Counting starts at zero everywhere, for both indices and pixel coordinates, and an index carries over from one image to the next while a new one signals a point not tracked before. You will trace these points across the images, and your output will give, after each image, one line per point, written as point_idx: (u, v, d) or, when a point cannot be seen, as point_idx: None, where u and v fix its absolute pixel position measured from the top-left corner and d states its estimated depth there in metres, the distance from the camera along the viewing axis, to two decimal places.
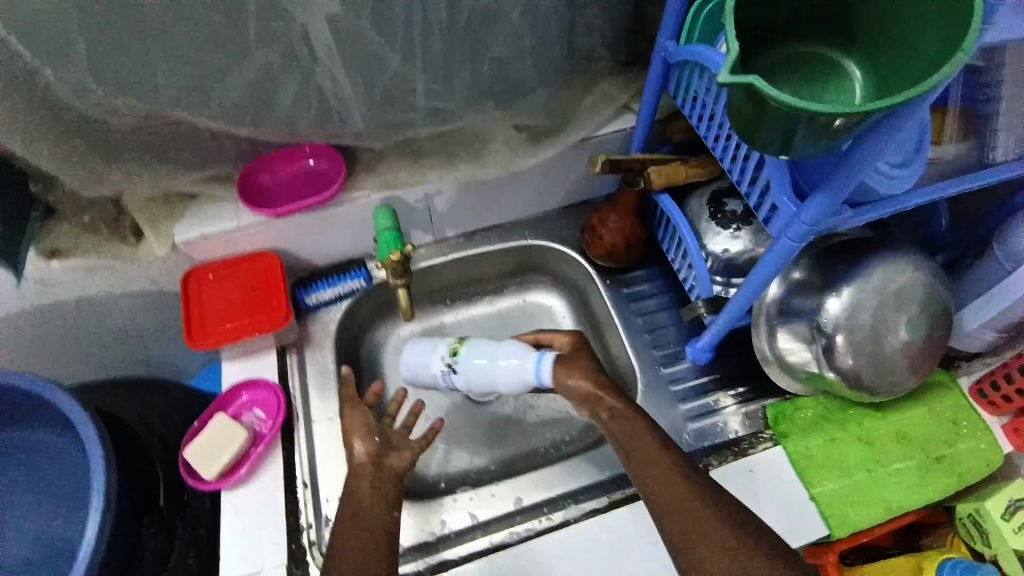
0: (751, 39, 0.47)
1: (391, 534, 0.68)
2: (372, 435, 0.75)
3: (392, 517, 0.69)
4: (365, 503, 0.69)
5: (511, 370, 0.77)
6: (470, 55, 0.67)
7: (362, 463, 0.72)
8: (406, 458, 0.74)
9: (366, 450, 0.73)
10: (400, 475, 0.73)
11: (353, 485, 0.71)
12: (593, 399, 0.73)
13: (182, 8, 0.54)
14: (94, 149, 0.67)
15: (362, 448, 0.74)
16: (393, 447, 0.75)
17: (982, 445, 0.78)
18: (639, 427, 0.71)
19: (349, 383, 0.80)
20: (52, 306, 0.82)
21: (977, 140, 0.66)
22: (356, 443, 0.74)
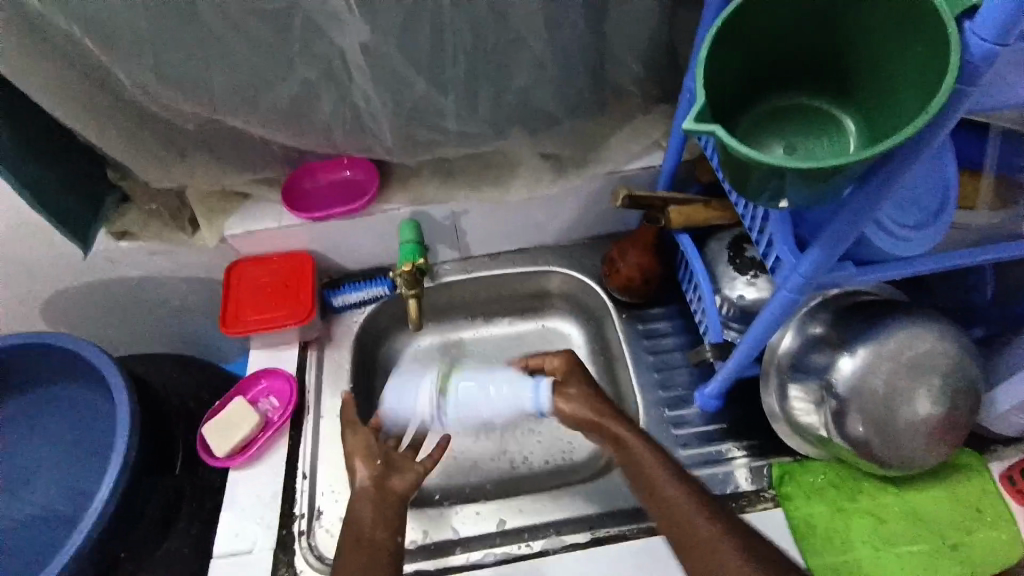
0: (740, 91, 0.49)
1: (392, 555, 0.69)
2: (373, 460, 0.75)
3: (392, 542, 0.70)
4: (365, 531, 0.69)
5: (506, 398, 0.78)
6: (495, 82, 0.72)
7: (364, 489, 0.73)
8: (407, 480, 0.75)
9: (369, 474, 0.74)
10: (401, 499, 0.74)
11: (353, 510, 0.72)
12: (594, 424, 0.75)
13: (238, 26, 0.62)
14: (162, 144, 0.77)
15: (364, 472, 0.75)
16: (395, 469, 0.76)
17: (1004, 537, 0.72)
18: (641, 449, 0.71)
19: (349, 409, 0.81)
20: (116, 279, 0.93)
21: (1016, 209, 0.62)
22: (358, 466, 0.75)
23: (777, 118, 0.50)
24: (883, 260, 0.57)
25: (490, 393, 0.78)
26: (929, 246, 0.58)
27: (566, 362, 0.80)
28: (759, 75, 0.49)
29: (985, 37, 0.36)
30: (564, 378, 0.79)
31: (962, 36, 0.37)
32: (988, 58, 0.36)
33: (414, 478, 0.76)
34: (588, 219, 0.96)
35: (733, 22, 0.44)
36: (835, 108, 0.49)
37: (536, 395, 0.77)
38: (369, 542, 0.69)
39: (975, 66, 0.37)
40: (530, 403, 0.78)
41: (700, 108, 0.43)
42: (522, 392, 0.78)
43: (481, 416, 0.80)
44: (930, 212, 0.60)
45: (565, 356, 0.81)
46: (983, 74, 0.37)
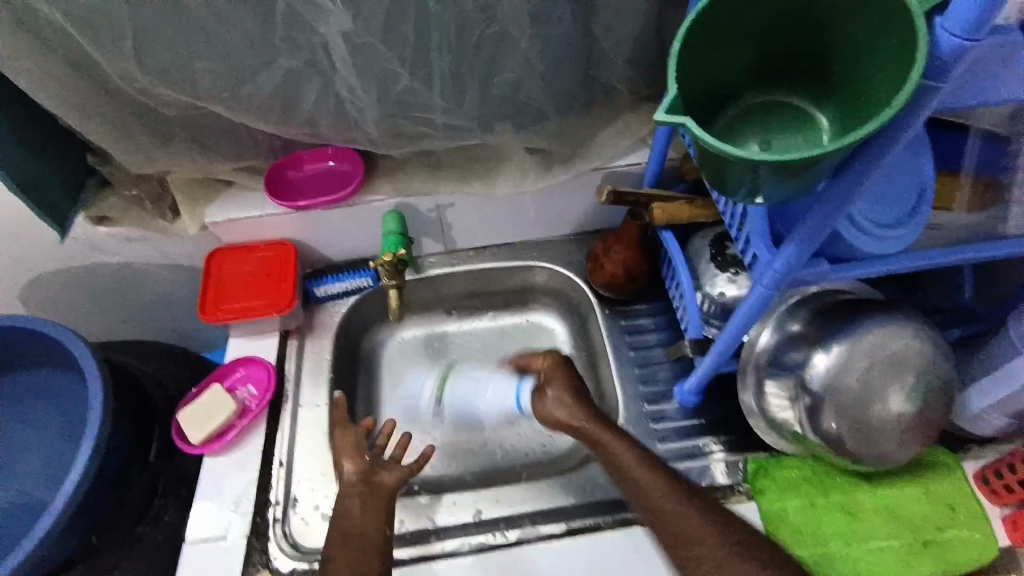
0: (718, 86, 0.49)
1: (384, 552, 0.69)
2: (362, 456, 0.78)
3: (383, 535, 0.70)
4: (354, 522, 0.71)
5: (493, 397, 0.92)
6: (480, 75, 0.72)
7: (350, 482, 0.75)
8: (396, 475, 0.76)
9: (356, 467, 0.77)
10: (391, 493, 0.75)
11: (341, 504, 0.73)
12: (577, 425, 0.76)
13: (220, 12, 0.61)
14: (144, 131, 0.76)
15: (352, 467, 0.77)
16: (385, 465, 0.78)
17: (977, 535, 0.73)
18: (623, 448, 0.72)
19: (341, 408, 0.83)
20: (98, 265, 0.92)
21: (992, 212, 0.63)
22: (345, 460, 0.78)
23: (754, 114, 0.50)
24: (857, 258, 0.58)
25: (481, 393, 0.93)
26: (904, 245, 0.59)
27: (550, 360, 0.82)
28: (737, 74, 0.49)
29: (954, 33, 0.37)
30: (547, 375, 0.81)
31: (932, 32, 0.38)
32: (958, 53, 0.37)
33: (402, 476, 0.76)
34: (574, 214, 0.96)
35: (709, 18, 0.45)
36: (812, 107, 0.49)
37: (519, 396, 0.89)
38: (358, 535, 0.69)
39: (944, 61, 0.38)
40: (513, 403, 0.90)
41: (673, 102, 0.44)
42: (505, 394, 0.92)
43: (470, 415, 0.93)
44: (907, 211, 0.61)
45: (551, 356, 0.82)
46: (950, 69, 0.38)
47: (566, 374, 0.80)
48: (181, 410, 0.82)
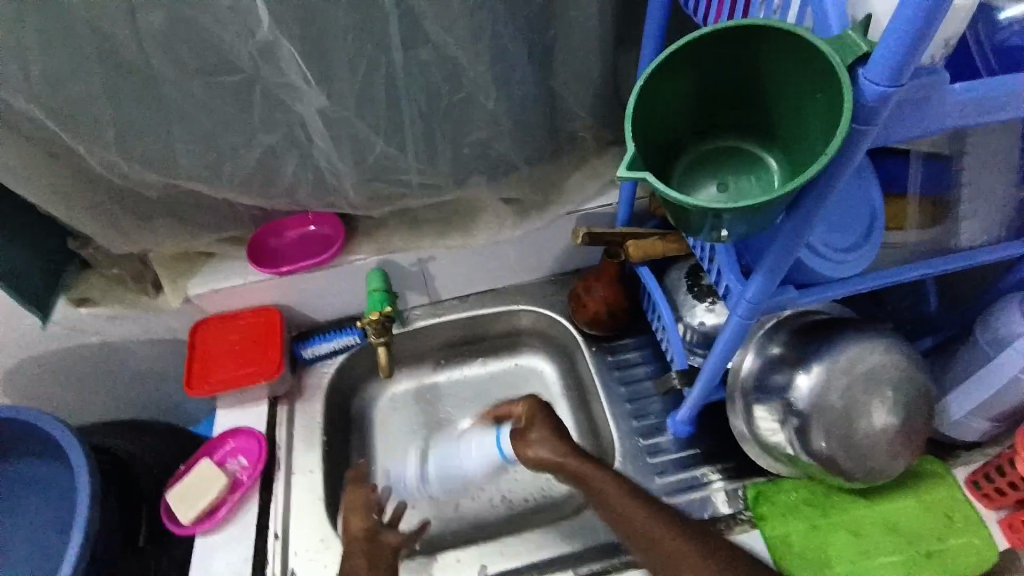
0: (670, 137, 0.53)
1: None
2: (371, 513, 0.77)
3: None
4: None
5: (478, 452, 0.85)
6: (451, 137, 0.75)
7: (355, 540, 0.74)
8: (401, 536, 0.76)
9: (365, 526, 0.75)
10: (394, 553, 0.75)
11: (347, 565, 0.72)
12: (558, 467, 0.74)
13: (199, 100, 0.64)
14: (125, 212, 0.77)
15: (360, 524, 0.76)
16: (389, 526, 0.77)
17: (977, 541, 0.74)
18: (611, 487, 0.71)
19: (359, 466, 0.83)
20: (80, 348, 0.91)
21: (946, 226, 0.68)
22: (353, 518, 0.76)
23: (708, 159, 0.54)
24: (821, 282, 0.61)
25: (468, 450, 0.86)
26: (862, 266, 0.62)
27: (528, 405, 0.79)
28: (686, 125, 0.53)
29: (878, 81, 0.40)
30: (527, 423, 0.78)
31: (856, 79, 0.41)
32: (882, 99, 0.40)
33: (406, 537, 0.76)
34: (552, 257, 0.99)
35: (655, 80, 0.48)
36: (760, 148, 0.53)
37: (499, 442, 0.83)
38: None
39: (871, 106, 0.41)
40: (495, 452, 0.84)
41: (633, 157, 0.47)
42: (485, 446, 0.85)
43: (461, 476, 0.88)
44: (861, 233, 0.64)
45: (529, 399, 0.80)
46: (878, 113, 0.41)
47: (548, 412, 0.78)
48: (170, 488, 0.81)
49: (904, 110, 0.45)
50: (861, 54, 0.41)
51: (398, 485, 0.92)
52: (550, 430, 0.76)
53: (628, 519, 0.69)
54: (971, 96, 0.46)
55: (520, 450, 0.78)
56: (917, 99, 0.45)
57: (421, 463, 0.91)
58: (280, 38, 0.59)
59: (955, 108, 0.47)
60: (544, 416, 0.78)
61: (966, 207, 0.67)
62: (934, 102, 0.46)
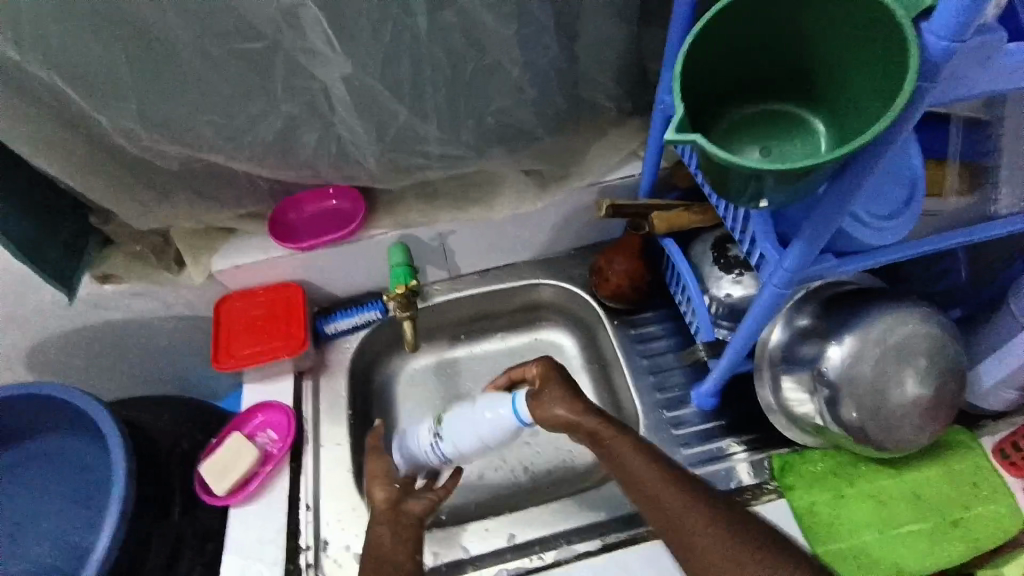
0: (712, 103, 0.52)
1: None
2: (391, 483, 0.76)
3: (414, 561, 0.70)
4: (386, 551, 0.70)
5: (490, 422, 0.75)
6: (474, 107, 0.74)
7: (379, 508, 0.74)
8: (424, 503, 0.75)
9: (386, 496, 0.75)
10: (419, 520, 0.74)
11: (371, 533, 0.72)
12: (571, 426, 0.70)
13: (221, 68, 0.63)
14: (145, 185, 0.77)
15: (382, 494, 0.75)
16: (412, 493, 0.76)
17: (1005, 510, 0.74)
18: (628, 451, 0.67)
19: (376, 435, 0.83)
20: (103, 323, 0.91)
21: (980, 195, 0.66)
22: (375, 489, 0.76)
23: (751, 125, 0.53)
24: (861, 251, 0.60)
25: (477, 417, 0.76)
26: (903, 234, 0.61)
27: (540, 368, 0.76)
28: (728, 88, 0.52)
29: (942, 36, 0.38)
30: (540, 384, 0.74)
31: (919, 36, 0.40)
32: (947, 54, 0.39)
33: (429, 503, 0.75)
34: (572, 230, 0.98)
35: (702, 41, 0.47)
36: (805, 111, 0.52)
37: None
38: (392, 565, 0.69)
39: (935, 63, 0.39)
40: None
41: (680, 120, 0.46)
42: (494, 413, 0.75)
43: (478, 446, 0.78)
44: (902, 201, 0.63)
45: (544, 361, 0.76)
46: (941, 69, 0.40)
47: (564, 375, 0.74)
48: (202, 461, 0.82)
49: (963, 66, 0.44)
50: (925, 8, 0.40)
51: (411, 446, 0.82)
52: (563, 390, 0.72)
53: (631, 477, 0.67)
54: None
55: (534, 412, 0.73)
56: (980, 53, 0.43)
57: (433, 432, 0.80)
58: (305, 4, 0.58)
59: (1018, 68, 0.45)
60: (556, 378, 0.74)
61: (1007, 173, 0.64)
62: (998, 61, 0.44)
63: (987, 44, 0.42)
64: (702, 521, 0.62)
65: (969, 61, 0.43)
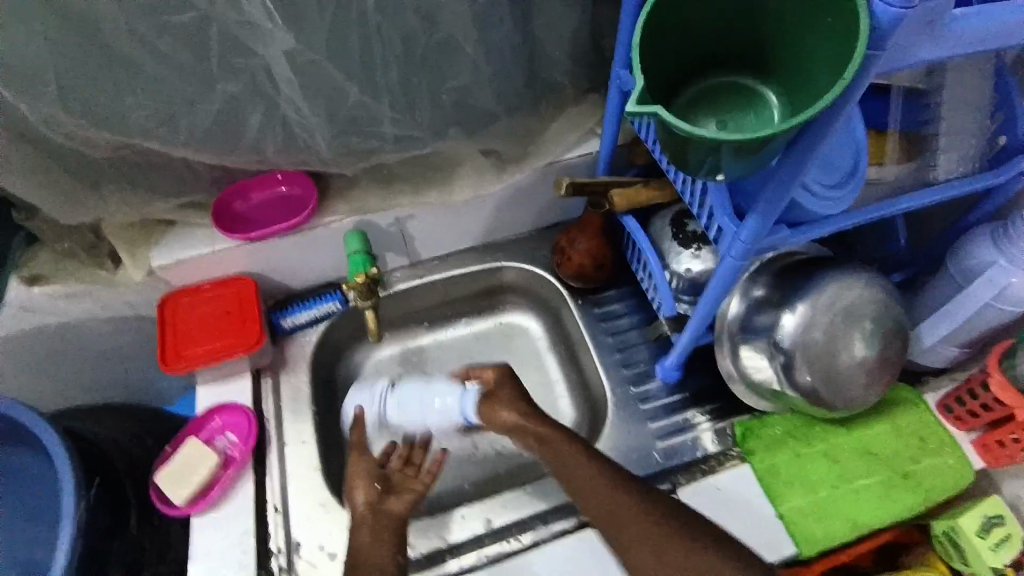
0: (668, 77, 0.52)
1: None
2: (371, 483, 0.74)
3: (395, 562, 0.69)
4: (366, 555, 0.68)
5: (439, 411, 0.82)
6: (430, 84, 0.71)
7: (361, 514, 0.72)
8: (405, 500, 0.74)
9: (365, 499, 0.73)
10: (400, 519, 0.72)
11: (354, 540, 0.70)
12: (519, 429, 0.75)
13: (151, 46, 0.58)
14: (74, 178, 0.71)
15: (363, 497, 0.73)
16: (393, 490, 0.75)
17: (949, 461, 0.79)
18: (568, 447, 0.71)
19: (359, 428, 0.80)
20: (35, 330, 0.85)
21: (920, 161, 0.69)
22: (357, 492, 0.74)
23: (706, 97, 0.53)
24: (812, 221, 0.61)
25: (427, 399, 0.83)
26: (850, 204, 0.63)
27: (496, 374, 0.79)
28: (685, 59, 0.52)
29: (891, 2, 0.39)
30: (493, 387, 0.78)
31: (869, 3, 0.40)
32: (895, 22, 0.40)
33: (410, 501, 0.74)
34: (532, 210, 0.97)
35: (658, 12, 0.47)
36: (758, 82, 0.53)
37: (465, 405, 0.80)
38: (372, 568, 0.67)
39: (884, 30, 0.40)
40: (457, 414, 0.81)
41: (639, 93, 0.46)
42: (450, 405, 0.81)
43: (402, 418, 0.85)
44: (848, 170, 0.65)
45: (498, 366, 0.80)
46: (890, 36, 0.40)
47: (514, 383, 0.79)
48: (157, 471, 0.77)
49: (912, 37, 0.44)
50: None
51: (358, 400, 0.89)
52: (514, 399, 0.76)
53: (575, 472, 0.70)
54: (975, 23, 0.46)
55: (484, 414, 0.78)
56: (929, 21, 0.44)
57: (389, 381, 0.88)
58: None
59: (959, 36, 0.46)
60: (511, 383, 0.79)
61: (944, 141, 0.68)
62: (943, 27, 0.45)
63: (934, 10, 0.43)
64: (645, 519, 0.65)
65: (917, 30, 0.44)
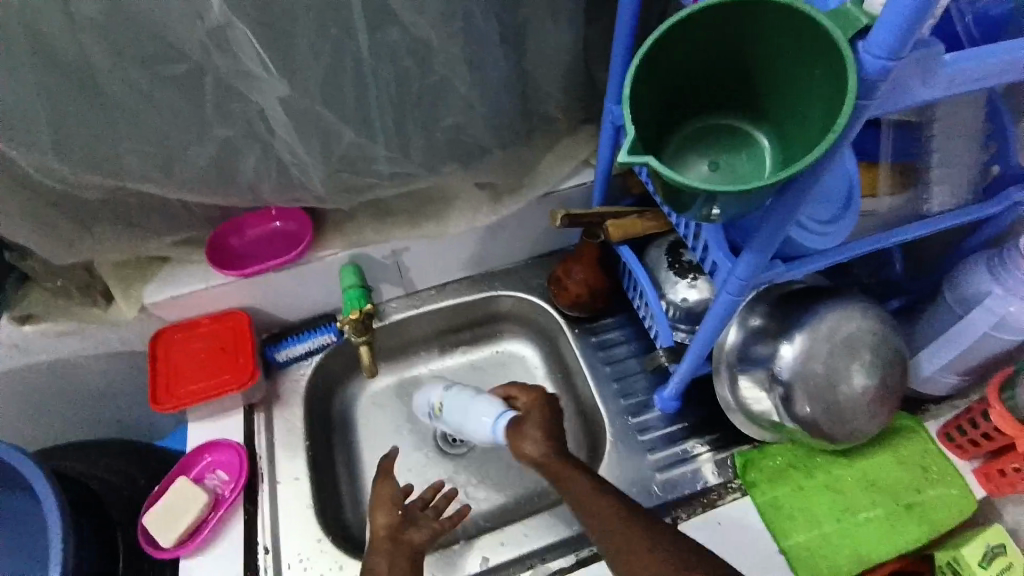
0: (659, 123, 0.53)
1: None
2: (394, 510, 0.74)
3: None
4: None
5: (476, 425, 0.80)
6: (424, 124, 0.72)
7: (378, 537, 0.72)
8: (425, 533, 0.73)
9: (389, 522, 0.73)
10: (417, 550, 0.72)
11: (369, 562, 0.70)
12: (544, 464, 0.73)
13: (145, 92, 0.58)
14: (68, 220, 0.70)
15: (385, 520, 0.73)
16: (414, 522, 0.74)
17: (953, 491, 0.78)
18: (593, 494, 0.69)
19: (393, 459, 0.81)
20: (28, 369, 0.84)
21: (915, 192, 0.69)
22: (379, 516, 0.74)
23: (698, 141, 0.54)
24: (807, 254, 0.61)
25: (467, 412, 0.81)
26: (846, 236, 0.63)
27: (533, 396, 0.79)
28: (678, 105, 0.53)
29: (878, 55, 0.39)
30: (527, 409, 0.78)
31: (856, 54, 0.41)
32: (883, 73, 0.40)
33: (430, 533, 0.73)
34: (529, 239, 0.97)
35: (647, 66, 0.48)
36: (749, 124, 0.53)
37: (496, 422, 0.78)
38: None
39: (873, 80, 0.41)
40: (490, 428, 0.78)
41: (632, 141, 0.46)
42: (486, 421, 0.79)
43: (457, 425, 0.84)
44: (842, 204, 0.65)
45: (534, 391, 0.80)
46: (878, 86, 0.41)
47: (545, 410, 0.78)
48: (145, 512, 0.76)
49: (899, 85, 0.45)
50: (862, 27, 0.40)
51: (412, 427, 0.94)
52: (538, 428, 0.75)
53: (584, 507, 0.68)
54: (964, 68, 0.47)
55: (512, 441, 0.76)
56: (918, 71, 0.44)
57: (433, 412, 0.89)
58: (235, 22, 0.54)
59: (949, 81, 0.47)
60: (540, 411, 0.77)
61: (936, 174, 0.69)
62: (931, 74, 0.46)
63: (923, 58, 0.44)
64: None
65: (906, 76, 0.45)
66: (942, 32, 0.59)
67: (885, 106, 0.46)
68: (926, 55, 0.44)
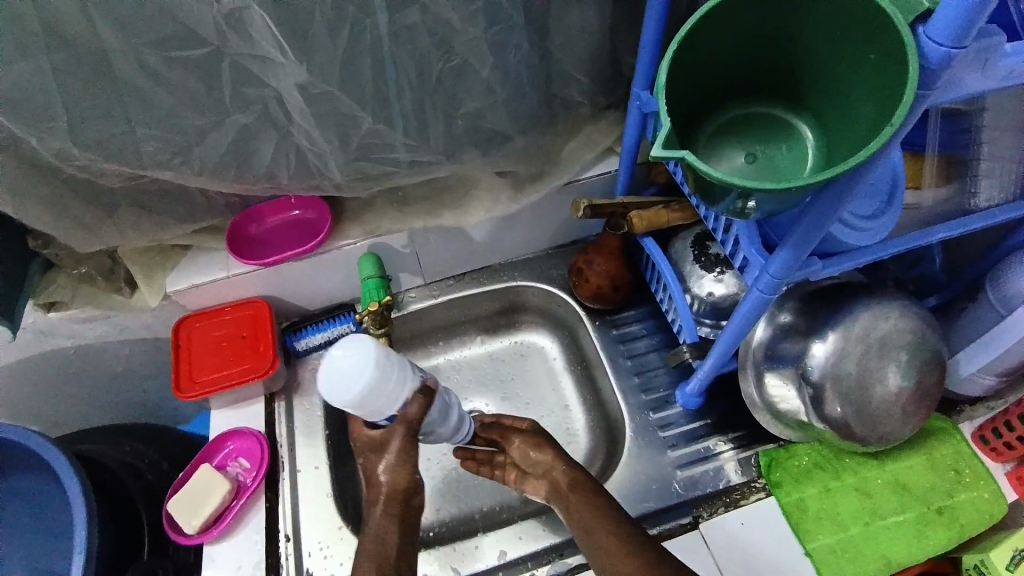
0: (693, 114, 0.50)
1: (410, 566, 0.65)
2: (412, 470, 0.65)
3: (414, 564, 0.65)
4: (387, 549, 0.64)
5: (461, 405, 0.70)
6: (444, 110, 0.70)
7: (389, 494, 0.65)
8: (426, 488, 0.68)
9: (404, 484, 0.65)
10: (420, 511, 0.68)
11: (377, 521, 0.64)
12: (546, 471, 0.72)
13: (161, 77, 0.57)
14: (88, 207, 0.70)
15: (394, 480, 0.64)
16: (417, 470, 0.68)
17: (985, 495, 0.75)
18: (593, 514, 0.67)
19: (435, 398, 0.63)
20: (54, 353, 0.86)
21: (959, 185, 0.66)
22: (393, 472, 0.64)
23: (734, 132, 0.51)
24: (844, 251, 0.59)
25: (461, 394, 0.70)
26: (887, 232, 0.60)
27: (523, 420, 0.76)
28: (714, 94, 0.50)
29: (940, 41, 0.37)
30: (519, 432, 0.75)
31: (917, 40, 0.38)
32: (945, 60, 0.37)
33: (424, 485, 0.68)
34: (549, 228, 0.95)
35: (683, 53, 0.45)
36: (791, 114, 0.50)
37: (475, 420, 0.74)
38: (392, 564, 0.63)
39: (934, 69, 0.38)
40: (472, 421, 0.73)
41: (667, 133, 0.43)
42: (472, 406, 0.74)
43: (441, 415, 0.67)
44: (884, 198, 0.62)
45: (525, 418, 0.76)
46: (940, 75, 0.38)
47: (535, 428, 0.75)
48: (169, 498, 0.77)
49: (959, 75, 0.42)
50: (923, 11, 0.38)
51: (356, 388, 0.54)
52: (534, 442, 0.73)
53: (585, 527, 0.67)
54: None
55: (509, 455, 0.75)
56: (980, 61, 0.42)
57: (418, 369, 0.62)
58: (251, 5, 0.53)
59: (1010, 71, 0.44)
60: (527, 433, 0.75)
61: (986, 166, 0.65)
62: (994, 63, 0.42)
63: (986, 47, 0.41)
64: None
65: (967, 65, 0.42)
66: (996, 21, 0.55)
67: (942, 97, 0.43)
68: (990, 45, 0.41)
